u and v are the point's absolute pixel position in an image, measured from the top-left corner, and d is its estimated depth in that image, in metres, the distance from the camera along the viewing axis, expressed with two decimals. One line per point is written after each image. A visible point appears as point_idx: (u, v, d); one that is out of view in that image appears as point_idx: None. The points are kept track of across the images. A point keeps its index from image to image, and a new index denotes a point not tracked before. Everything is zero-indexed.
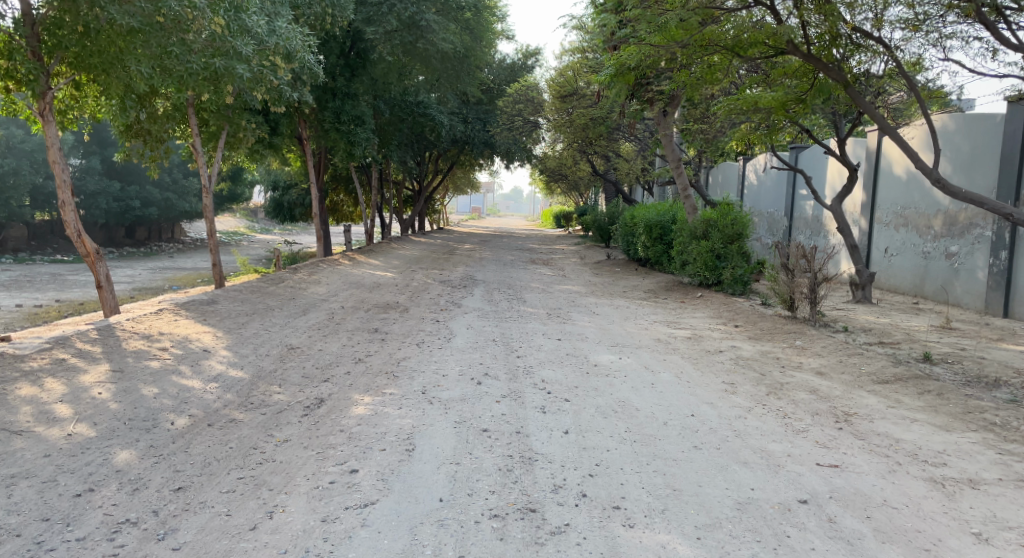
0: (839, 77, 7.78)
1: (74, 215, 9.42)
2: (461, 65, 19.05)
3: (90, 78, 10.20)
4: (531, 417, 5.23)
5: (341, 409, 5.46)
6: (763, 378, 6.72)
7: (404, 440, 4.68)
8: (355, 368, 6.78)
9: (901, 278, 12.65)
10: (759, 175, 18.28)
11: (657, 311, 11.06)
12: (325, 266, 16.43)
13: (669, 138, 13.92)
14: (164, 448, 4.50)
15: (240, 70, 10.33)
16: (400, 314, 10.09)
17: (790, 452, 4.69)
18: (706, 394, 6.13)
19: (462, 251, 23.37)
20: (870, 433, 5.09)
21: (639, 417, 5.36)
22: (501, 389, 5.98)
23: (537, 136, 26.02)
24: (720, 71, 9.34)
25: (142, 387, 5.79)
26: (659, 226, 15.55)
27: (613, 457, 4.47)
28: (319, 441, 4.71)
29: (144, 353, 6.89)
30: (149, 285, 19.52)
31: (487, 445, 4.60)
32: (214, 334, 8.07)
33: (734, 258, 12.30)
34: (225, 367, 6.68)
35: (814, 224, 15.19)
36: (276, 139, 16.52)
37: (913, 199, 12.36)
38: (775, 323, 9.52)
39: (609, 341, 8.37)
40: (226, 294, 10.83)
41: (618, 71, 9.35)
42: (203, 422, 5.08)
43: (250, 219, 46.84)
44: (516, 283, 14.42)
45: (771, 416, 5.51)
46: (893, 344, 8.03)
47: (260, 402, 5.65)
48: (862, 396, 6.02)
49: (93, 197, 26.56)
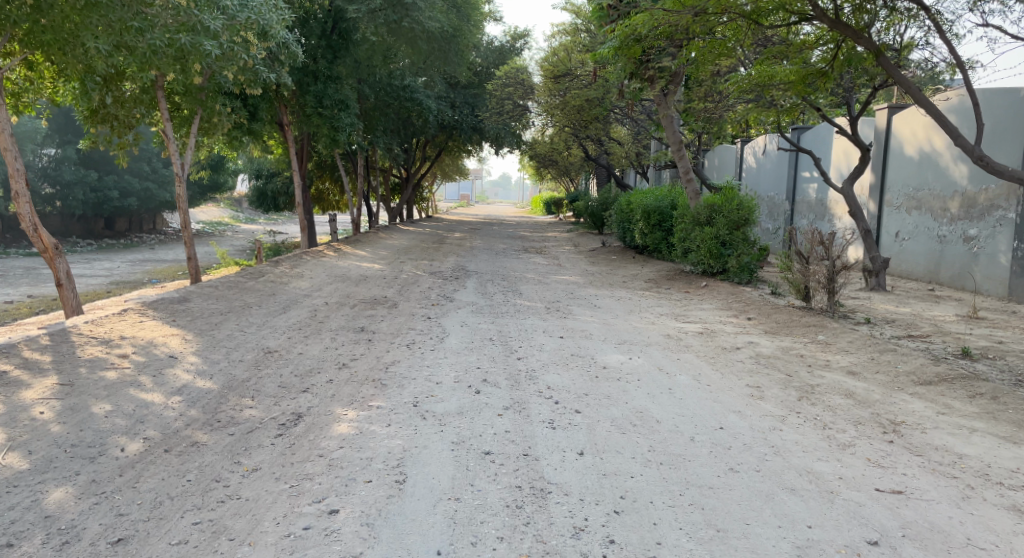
0: (870, 45, 7.17)
1: (29, 207, 8.60)
2: (450, 47, 18.04)
3: (46, 58, 9.41)
4: (538, 435, 4.56)
5: (321, 427, 4.75)
6: (791, 379, 6.08)
7: (393, 468, 4.00)
8: (339, 376, 6.08)
9: (914, 264, 12.08)
10: (759, 157, 17.60)
11: (661, 303, 10.40)
12: (310, 258, 15.60)
13: (669, 120, 13.28)
14: (107, 484, 3.78)
15: (208, 46, 9.49)
16: (388, 310, 9.37)
17: (841, 474, 4.06)
18: (731, 400, 5.47)
19: (453, 240, 22.62)
20: (927, 448, 4.48)
21: (661, 431, 4.70)
22: (502, 399, 5.31)
23: (526, 121, 25.16)
24: (734, 41, 8.86)
25: (92, 405, 5.05)
26: (658, 211, 14.91)
27: (641, 485, 3.83)
28: (294, 472, 4.01)
29: (100, 362, 6.13)
30: (127, 279, 18.67)
31: (490, 473, 3.94)
32: (184, 336, 7.33)
33: (739, 245, 11.64)
34: (192, 377, 5.94)
35: (818, 207, 14.58)
36: (256, 124, 15.77)
37: (926, 180, 11.74)
38: (791, 315, 8.86)
39: (616, 339, 7.69)
40: (201, 291, 10.05)
41: (622, 43, 8.66)
42: (159, 447, 4.36)
43: (234, 210, 45.97)
44: (510, 273, 13.76)
45: (810, 427, 4.88)
46: (924, 338, 7.41)
47: (227, 420, 4.93)
48: (905, 401, 5.41)
49: (69, 188, 25.61)
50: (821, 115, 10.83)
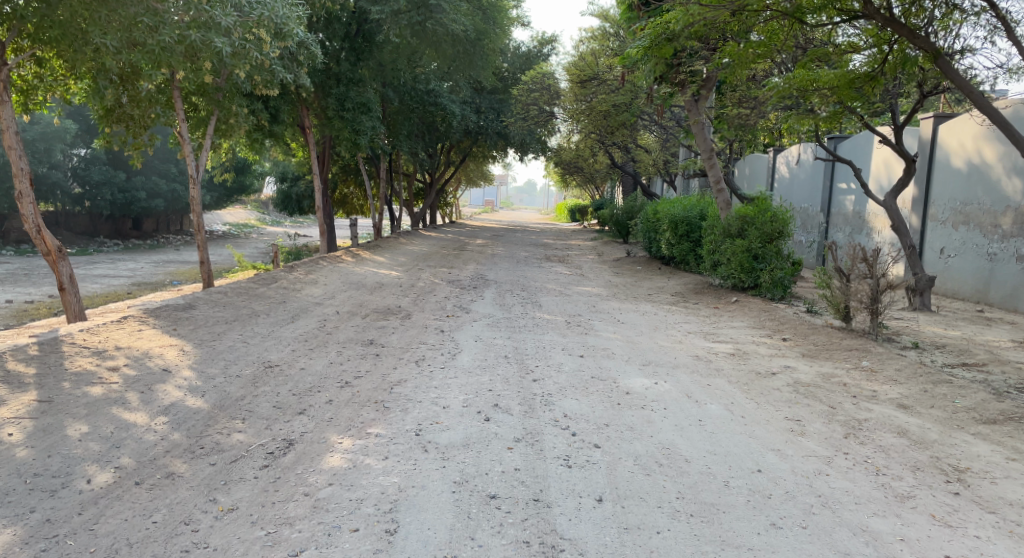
0: (928, 46, 6.60)
1: (33, 208, 8.33)
2: (476, 49, 17.37)
3: (57, 54, 9.17)
4: (550, 475, 4.04)
5: (311, 458, 4.29)
6: (835, 412, 5.49)
7: (385, 514, 3.53)
8: (339, 396, 5.62)
9: (961, 282, 11.34)
10: (792, 167, 16.90)
11: (689, 319, 9.83)
12: (327, 263, 15.31)
13: (701, 126, 12.70)
14: (61, 526, 3.45)
15: (219, 43, 9.14)
16: (399, 322, 8.94)
17: (903, 535, 3.50)
18: (769, 436, 4.90)
19: (474, 247, 22.12)
20: (999, 502, 3.91)
21: (692, 474, 4.16)
22: (513, 429, 4.80)
23: (551, 127, 24.75)
24: (775, 41, 8.35)
25: (68, 426, 4.69)
26: (686, 221, 14.34)
27: (669, 545, 3.33)
28: (274, 514, 3.57)
29: (87, 377, 5.75)
30: (148, 280, 18.49)
31: (495, 524, 3.47)
32: (183, 348, 6.95)
33: (773, 259, 11.02)
34: (183, 394, 5.52)
35: (855, 220, 13.88)
36: (277, 127, 15.48)
37: (975, 194, 11.02)
38: (830, 337, 8.23)
39: (640, 359, 7.15)
40: (209, 298, 9.71)
41: (653, 43, 8.20)
42: (129, 478, 3.97)
43: (260, 213, 46.31)
44: (531, 283, 13.25)
45: (860, 471, 4.30)
46: (980, 367, 6.76)
47: (211, 446, 4.49)
48: (968, 443, 4.81)
49: (98, 188, 25.74)
50: (863, 124, 10.20)
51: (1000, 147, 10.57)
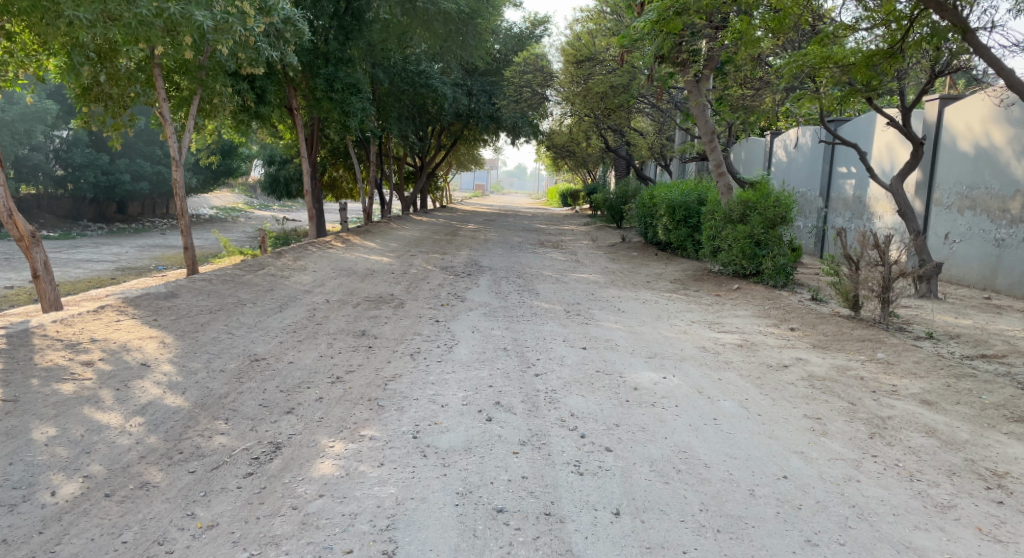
0: (958, 19, 6.38)
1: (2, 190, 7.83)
2: (468, 29, 16.71)
3: (27, 27, 8.62)
4: (561, 484, 3.72)
5: (300, 465, 3.93)
6: (855, 409, 5.19)
7: (382, 532, 3.20)
8: (330, 393, 5.25)
9: (966, 269, 11.11)
10: (791, 150, 16.53)
11: (692, 308, 9.50)
12: (316, 248, 14.87)
13: (702, 108, 12.31)
14: (18, 548, 3.11)
15: (199, 17, 8.64)
16: (393, 311, 8.57)
17: (952, 552, 3.21)
18: (791, 437, 4.59)
19: (467, 232, 21.83)
20: None
21: (714, 480, 3.86)
22: (517, 431, 4.46)
23: (544, 111, 24.31)
24: (788, 17, 7.93)
25: (34, 429, 4.31)
26: (684, 206, 13.99)
27: None
28: (258, 532, 3.23)
29: (58, 372, 5.36)
30: (133, 265, 17.98)
31: (504, 545, 3.13)
32: (163, 340, 6.54)
33: (775, 245, 10.67)
34: (162, 391, 5.14)
35: (857, 206, 13.56)
36: (263, 108, 14.89)
37: (982, 177, 10.71)
38: (840, 326, 7.94)
39: (646, 351, 6.81)
40: (192, 285, 9.28)
41: (661, 17, 7.86)
42: (99, 490, 3.61)
43: (248, 197, 45.65)
44: (527, 270, 12.90)
45: (893, 477, 4.00)
46: (1001, 359, 6.48)
47: (191, 451, 4.12)
48: (1002, 444, 4.51)
49: (80, 170, 25.05)
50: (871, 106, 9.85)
51: (1011, 129, 10.25)
